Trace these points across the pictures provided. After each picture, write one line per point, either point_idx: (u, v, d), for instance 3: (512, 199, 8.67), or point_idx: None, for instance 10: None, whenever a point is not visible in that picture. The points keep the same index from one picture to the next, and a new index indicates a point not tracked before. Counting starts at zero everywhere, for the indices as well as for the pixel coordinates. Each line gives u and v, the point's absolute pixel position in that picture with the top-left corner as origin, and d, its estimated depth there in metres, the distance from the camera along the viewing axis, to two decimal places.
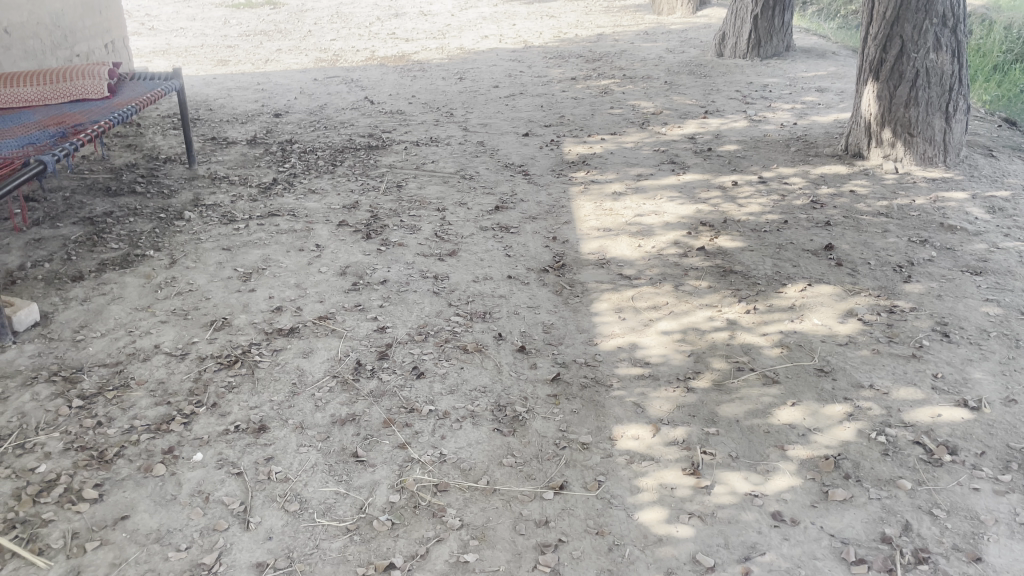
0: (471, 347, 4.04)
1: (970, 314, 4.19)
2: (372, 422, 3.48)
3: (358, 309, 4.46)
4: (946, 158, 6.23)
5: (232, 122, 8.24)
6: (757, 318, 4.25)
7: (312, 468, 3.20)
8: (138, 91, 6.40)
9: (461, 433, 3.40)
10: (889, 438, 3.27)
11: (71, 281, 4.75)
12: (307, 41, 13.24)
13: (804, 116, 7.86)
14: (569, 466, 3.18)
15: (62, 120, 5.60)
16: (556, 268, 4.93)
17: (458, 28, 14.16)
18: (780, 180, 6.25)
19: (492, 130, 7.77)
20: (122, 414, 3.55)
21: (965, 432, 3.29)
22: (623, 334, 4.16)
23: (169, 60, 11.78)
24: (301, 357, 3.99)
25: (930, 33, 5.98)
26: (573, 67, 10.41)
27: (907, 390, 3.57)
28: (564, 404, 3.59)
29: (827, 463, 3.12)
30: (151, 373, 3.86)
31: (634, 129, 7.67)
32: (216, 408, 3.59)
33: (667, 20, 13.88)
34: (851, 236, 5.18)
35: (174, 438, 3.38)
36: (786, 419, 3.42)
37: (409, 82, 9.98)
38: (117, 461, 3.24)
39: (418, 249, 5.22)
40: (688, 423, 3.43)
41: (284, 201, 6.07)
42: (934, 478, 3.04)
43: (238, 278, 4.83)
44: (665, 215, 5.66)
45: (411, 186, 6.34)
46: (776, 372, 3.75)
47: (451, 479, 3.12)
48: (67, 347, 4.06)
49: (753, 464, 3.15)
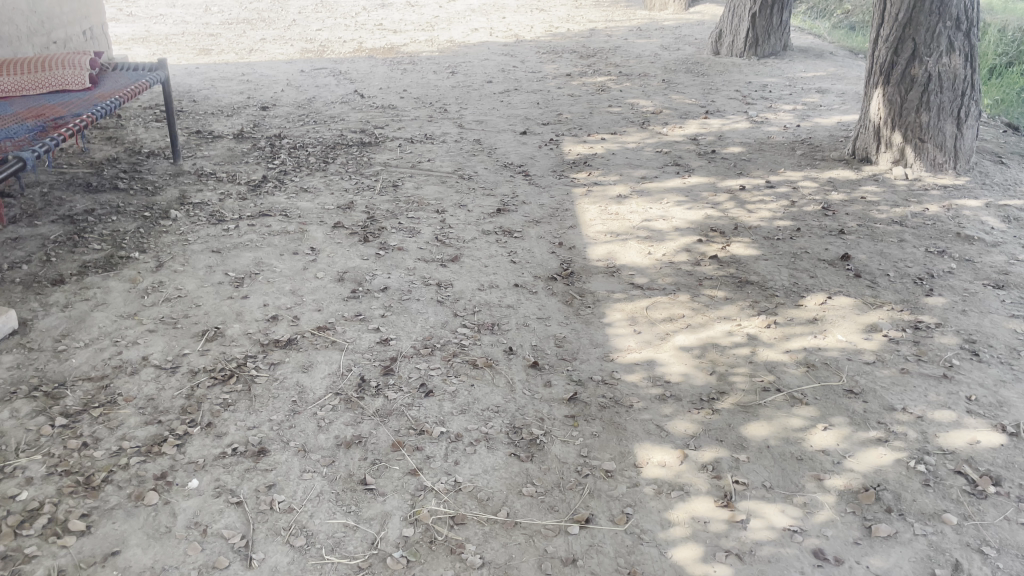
0: (480, 362, 3.83)
1: (997, 331, 4.03)
2: (379, 445, 3.26)
3: (359, 319, 4.22)
4: (957, 164, 6.09)
5: (216, 114, 7.94)
6: (778, 332, 4.07)
7: (318, 498, 2.98)
8: (121, 82, 6.09)
9: (476, 457, 3.19)
10: (929, 467, 3.11)
11: (51, 284, 4.47)
12: (292, 31, 12.86)
13: (806, 118, 7.72)
14: (594, 497, 2.98)
15: (41, 112, 5.28)
16: (565, 276, 4.72)
17: (447, 20, 13.85)
18: (789, 185, 6.08)
19: (488, 127, 7.55)
20: (109, 434, 3.30)
21: (1007, 461, 3.14)
22: (640, 350, 3.96)
23: (148, 48, 11.38)
24: (301, 371, 3.75)
25: (943, 37, 5.84)
26: (567, 63, 10.18)
27: (942, 413, 3.41)
28: (583, 426, 3.39)
29: (867, 495, 2.95)
30: (140, 388, 3.60)
31: (634, 129, 7.46)
32: (211, 428, 3.35)
33: (658, 15, 13.66)
34: (866, 245, 5.03)
35: (167, 462, 3.14)
36: (820, 445, 3.24)
37: (399, 75, 9.72)
38: (105, 487, 3.00)
39: (418, 254, 4.99)
40: (716, 448, 3.24)
41: (275, 201, 5.81)
42: (980, 512, 2.87)
43: (230, 283, 4.58)
44: (674, 221, 5.46)
45: (408, 185, 6.11)
46: (803, 394, 3.57)
47: (468, 510, 2.91)
48: (48, 359, 3.80)
49: (788, 496, 2.97)
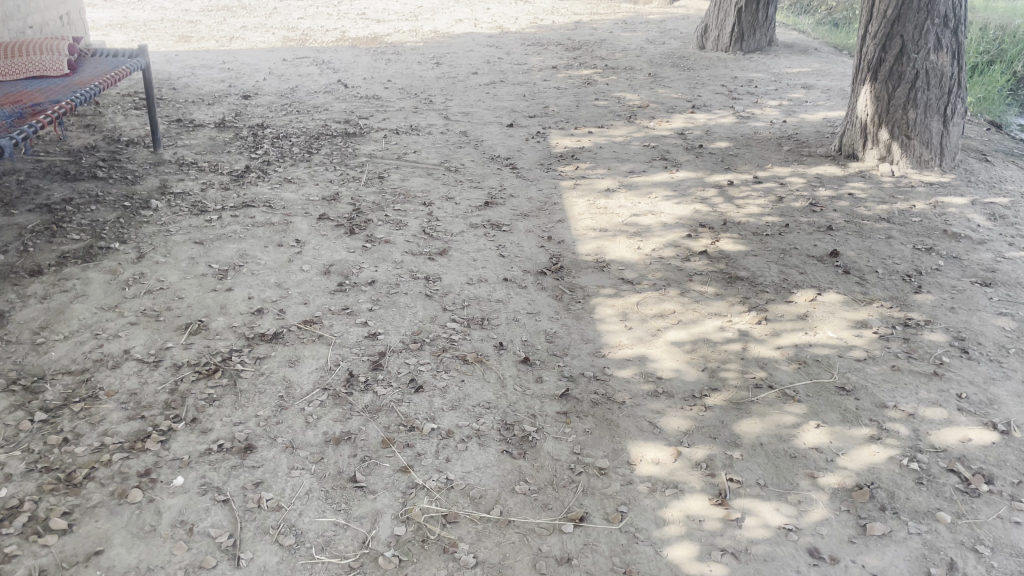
0: (470, 357, 3.79)
1: (985, 328, 4.04)
2: (369, 442, 3.21)
3: (346, 313, 4.16)
4: (942, 161, 6.12)
5: (197, 103, 7.82)
6: (769, 329, 4.06)
7: (307, 495, 2.92)
8: (100, 68, 5.96)
9: (468, 454, 3.15)
10: (922, 465, 3.10)
11: (29, 275, 4.37)
12: (273, 19, 12.70)
13: (792, 114, 7.72)
14: (588, 495, 2.95)
15: (18, 98, 5.16)
16: (554, 271, 4.68)
17: (431, 11, 13.72)
18: (776, 181, 6.08)
19: (475, 120, 7.48)
20: (90, 430, 3.22)
21: (998, 459, 3.14)
22: (631, 345, 3.94)
23: (126, 34, 11.18)
24: (288, 366, 3.69)
25: (931, 34, 5.84)
26: (552, 55, 10.12)
27: (933, 411, 3.41)
28: (576, 423, 3.35)
29: (861, 493, 2.94)
30: (122, 382, 3.52)
31: (621, 122, 7.43)
32: (197, 424, 3.28)
33: (643, 9, 13.61)
34: (854, 242, 5.03)
35: (151, 459, 3.07)
36: (813, 442, 3.23)
37: (383, 65, 9.62)
38: (87, 485, 2.92)
39: (406, 246, 4.93)
40: (709, 445, 3.22)
41: (259, 191, 5.72)
42: (973, 511, 2.87)
43: (214, 275, 4.50)
44: (662, 215, 5.44)
45: (394, 177, 6.04)
46: (796, 390, 3.55)
47: (461, 508, 2.87)
48: (27, 351, 3.70)
49: (783, 494, 2.96)
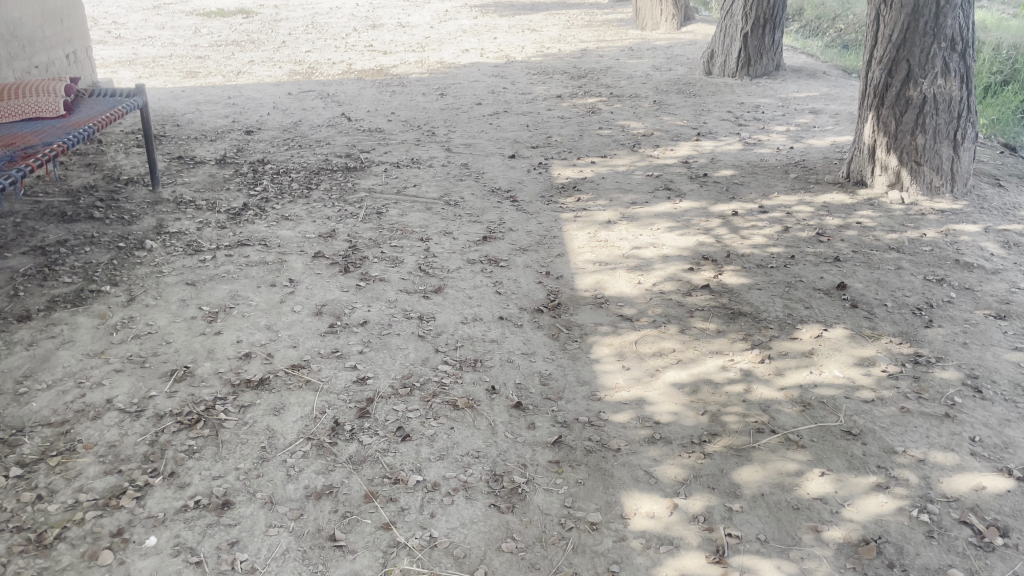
0: (461, 403, 3.66)
1: (1000, 364, 3.87)
2: (351, 496, 3.08)
3: (335, 356, 4.05)
4: (953, 187, 5.96)
5: (199, 139, 7.80)
6: (772, 368, 3.90)
7: (283, 556, 2.79)
8: (98, 109, 5.94)
9: (453, 509, 3.01)
10: (933, 516, 2.93)
11: (16, 320, 4.30)
12: (280, 52, 12.78)
13: (799, 139, 7.59)
14: (578, 553, 2.81)
15: (13, 141, 5.12)
16: (551, 308, 4.56)
17: (438, 41, 13.74)
18: (783, 209, 5.94)
19: (477, 151, 7.42)
20: (66, 486, 3.11)
21: (1015, 508, 2.96)
22: (628, 387, 3.80)
23: (134, 70, 11.26)
24: (272, 415, 3.57)
25: (938, 58, 5.70)
26: (557, 84, 10.06)
27: (944, 456, 3.24)
28: (568, 473, 3.21)
29: (867, 549, 2.77)
30: (102, 434, 3.42)
31: (624, 151, 7.33)
32: (175, 478, 3.17)
33: (651, 35, 13.59)
34: (862, 273, 4.88)
35: (126, 516, 2.95)
36: (816, 492, 3.07)
37: (387, 97, 9.60)
38: (58, 546, 2.81)
39: (400, 284, 4.83)
40: (707, 496, 3.07)
41: (255, 229, 5.65)
42: (987, 567, 2.70)
43: (203, 317, 4.41)
44: (664, 248, 5.31)
45: (392, 212, 5.96)
46: (799, 435, 3.39)
47: (443, 569, 2.74)
48: (8, 402, 3.62)
49: (784, 550, 2.80)
